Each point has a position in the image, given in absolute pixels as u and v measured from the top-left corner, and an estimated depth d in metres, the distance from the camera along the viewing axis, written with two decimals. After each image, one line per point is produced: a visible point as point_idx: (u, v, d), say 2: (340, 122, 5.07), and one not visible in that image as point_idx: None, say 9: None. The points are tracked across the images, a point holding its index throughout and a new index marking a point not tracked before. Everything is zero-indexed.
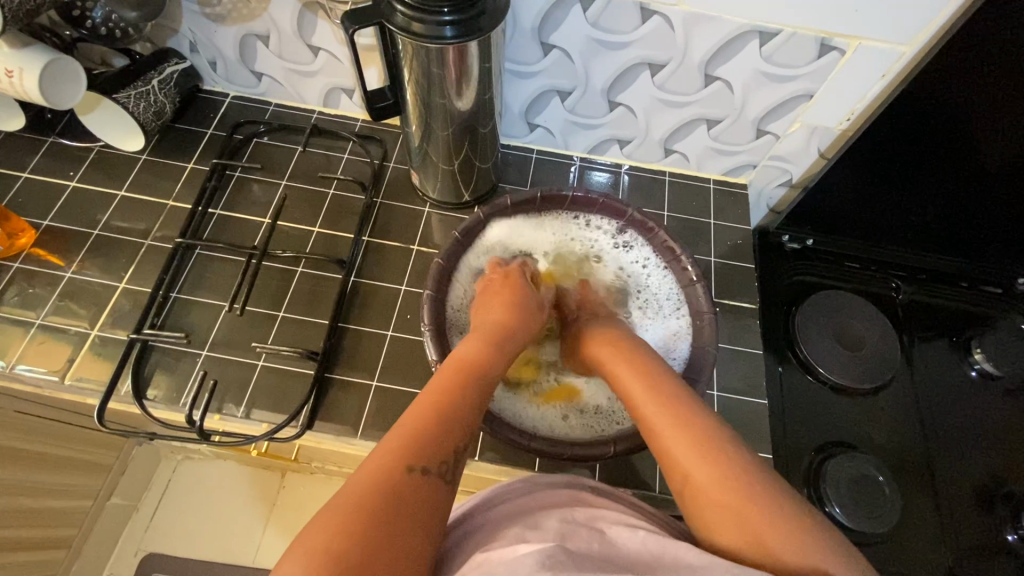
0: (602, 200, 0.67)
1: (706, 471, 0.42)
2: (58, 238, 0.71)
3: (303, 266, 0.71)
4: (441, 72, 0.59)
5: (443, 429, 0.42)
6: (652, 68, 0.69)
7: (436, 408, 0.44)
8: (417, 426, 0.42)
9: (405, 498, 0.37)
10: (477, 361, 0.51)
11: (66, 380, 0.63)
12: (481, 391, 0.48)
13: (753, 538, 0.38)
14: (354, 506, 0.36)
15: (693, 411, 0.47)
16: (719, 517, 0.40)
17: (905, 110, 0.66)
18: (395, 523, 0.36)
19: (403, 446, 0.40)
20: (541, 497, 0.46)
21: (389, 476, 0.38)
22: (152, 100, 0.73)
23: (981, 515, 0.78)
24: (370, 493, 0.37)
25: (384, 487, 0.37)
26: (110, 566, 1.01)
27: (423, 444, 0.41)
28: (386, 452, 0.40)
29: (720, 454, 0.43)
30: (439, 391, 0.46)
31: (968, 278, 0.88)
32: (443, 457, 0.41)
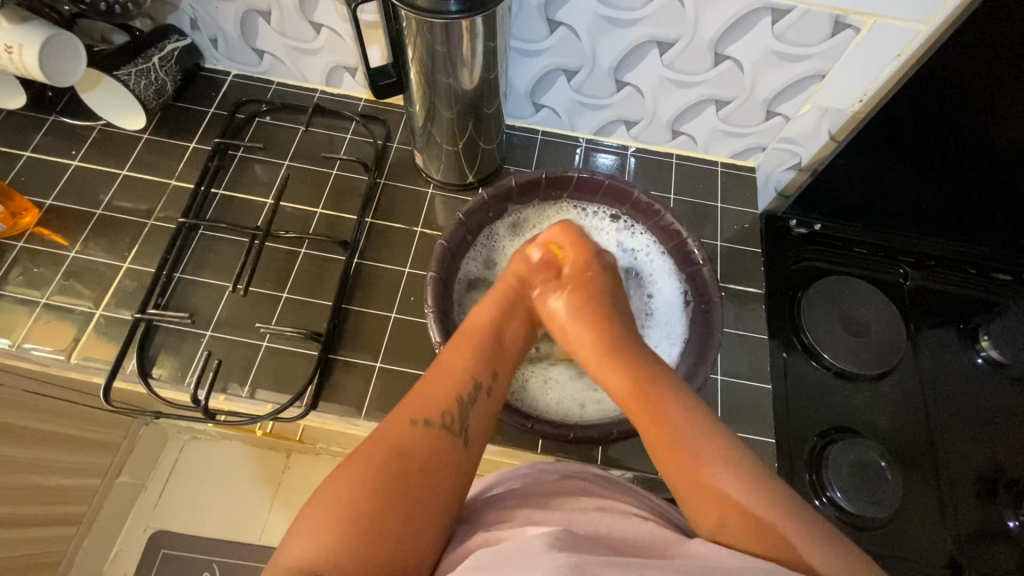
0: (608, 182, 0.66)
1: (717, 470, 0.42)
2: (61, 217, 0.71)
3: (307, 248, 0.71)
4: (447, 50, 0.58)
5: (449, 388, 0.46)
6: (661, 47, 0.67)
7: (446, 372, 0.47)
8: (431, 387, 0.46)
9: (413, 454, 0.41)
10: (488, 323, 0.53)
11: (72, 359, 0.63)
12: (493, 353, 0.50)
13: (772, 537, 0.38)
14: (369, 457, 0.40)
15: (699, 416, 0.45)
16: (744, 518, 0.39)
17: (921, 90, 0.64)
18: (404, 475, 0.40)
19: (410, 406, 0.44)
20: (548, 482, 0.47)
21: (402, 431, 0.42)
22: (152, 78, 0.73)
23: (982, 500, 0.78)
24: (379, 451, 0.41)
25: (393, 445, 0.41)
26: (121, 541, 1.02)
27: (429, 402, 0.44)
28: (396, 414, 0.44)
29: (725, 453, 0.43)
30: (457, 354, 0.49)
31: (977, 265, 0.87)
32: (449, 410, 0.44)
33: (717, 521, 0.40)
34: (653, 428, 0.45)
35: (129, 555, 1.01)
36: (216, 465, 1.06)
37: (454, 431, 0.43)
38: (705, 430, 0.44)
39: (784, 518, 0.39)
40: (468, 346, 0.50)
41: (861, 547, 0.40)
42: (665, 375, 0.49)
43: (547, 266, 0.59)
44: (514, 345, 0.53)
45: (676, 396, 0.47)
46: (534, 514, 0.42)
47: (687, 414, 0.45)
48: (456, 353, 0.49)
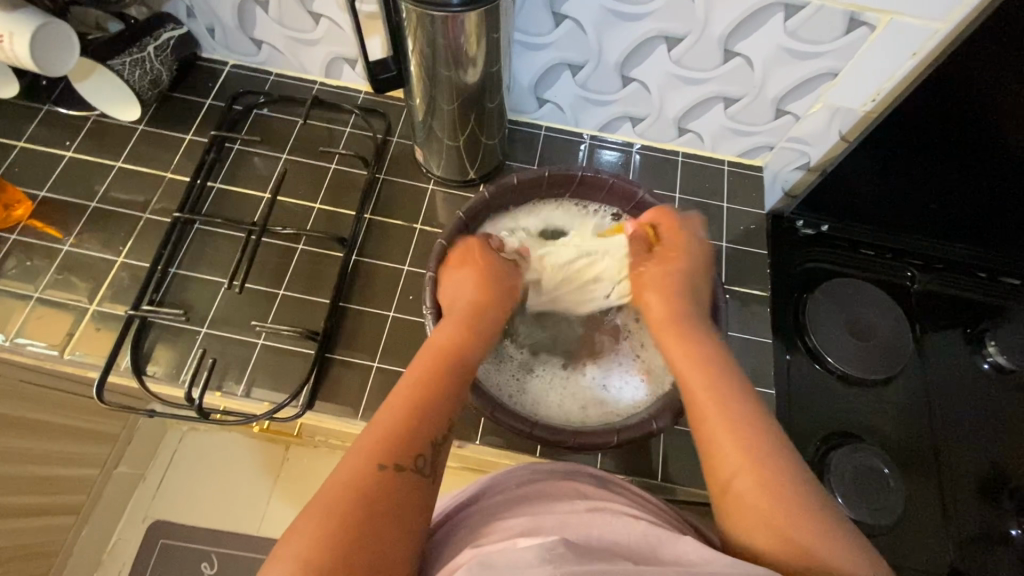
0: (612, 182, 0.65)
1: (741, 459, 0.42)
2: (55, 209, 0.70)
3: (304, 244, 0.69)
4: (448, 42, 0.56)
5: (416, 426, 0.43)
6: (669, 42, 0.66)
7: (410, 405, 0.44)
8: (394, 421, 0.43)
9: (381, 500, 0.38)
10: (451, 349, 0.50)
11: (66, 355, 0.62)
12: (461, 378, 0.48)
13: (777, 537, 0.38)
14: (332, 510, 0.37)
15: (740, 400, 0.45)
16: (751, 512, 0.40)
17: (937, 90, 0.62)
18: (371, 525, 0.37)
19: (376, 446, 0.41)
20: (538, 486, 0.46)
21: (366, 476, 0.39)
22: (147, 68, 0.71)
23: (985, 506, 0.78)
24: (342, 500, 0.37)
25: (356, 490, 0.38)
26: (121, 529, 1.00)
27: (394, 443, 0.41)
28: (358, 455, 0.40)
29: (752, 439, 0.43)
30: (416, 386, 0.45)
31: (987, 269, 0.85)
32: (417, 452, 0.41)
33: (729, 507, 0.41)
34: (704, 396, 0.46)
35: (129, 543, 0.98)
36: (217, 456, 1.04)
37: (425, 473, 0.41)
38: (741, 413, 0.44)
39: (797, 515, 0.38)
40: (432, 374, 0.47)
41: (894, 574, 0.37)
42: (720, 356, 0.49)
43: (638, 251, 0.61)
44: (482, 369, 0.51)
45: (727, 376, 0.47)
46: (527, 523, 0.40)
47: (729, 395, 0.46)
48: (417, 385, 0.45)
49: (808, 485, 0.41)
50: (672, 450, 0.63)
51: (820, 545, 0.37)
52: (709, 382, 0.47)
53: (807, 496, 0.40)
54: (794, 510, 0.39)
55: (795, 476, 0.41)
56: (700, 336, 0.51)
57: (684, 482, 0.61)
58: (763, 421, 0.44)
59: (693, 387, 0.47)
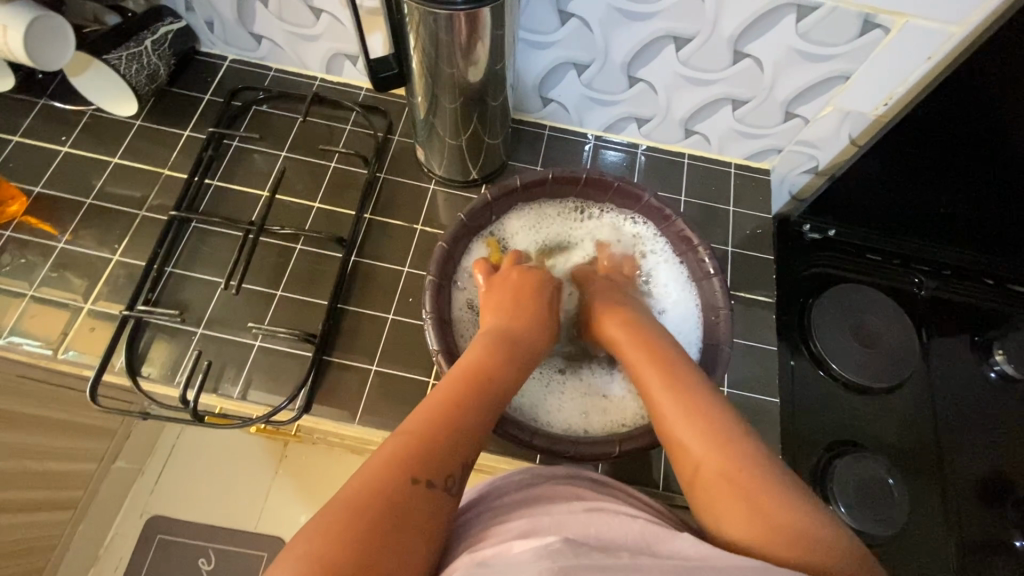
0: (618, 184, 0.63)
1: (709, 446, 0.42)
2: (50, 206, 0.69)
3: (303, 244, 0.68)
4: (451, 40, 0.55)
5: (452, 444, 0.42)
6: (677, 43, 0.64)
7: (445, 419, 0.43)
8: (428, 433, 0.42)
9: (405, 514, 0.37)
10: (486, 366, 0.49)
11: (60, 354, 0.61)
12: (497, 398, 0.47)
13: (752, 520, 0.38)
14: (356, 516, 0.36)
15: (693, 386, 0.47)
16: (720, 497, 0.40)
17: (951, 95, 0.61)
18: (393, 535, 0.36)
19: (409, 456, 0.39)
20: (535, 490, 0.45)
21: (396, 487, 0.38)
22: (144, 62, 0.70)
23: (989, 516, 0.77)
24: (368, 506, 0.36)
25: (383, 499, 0.37)
26: (119, 523, 0.97)
27: (426, 455, 0.40)
28: (387, 458, 0.39)
29: (718, 426, 0.43)
30: (455, 401, 0.45)
31: (995, 276, 0.84)
32: (447, 470, 0.40)
33: (699, 495, 0.41)
34: (661, 393, 0.47)
35: (126, 539, 0.96)
36: (215, 454, 1.03)
37: (451, 492, 0.40)
38: (703, 401, 0.45)
39: (770, 494, 0.39)
40: (466, 391, 0.46)
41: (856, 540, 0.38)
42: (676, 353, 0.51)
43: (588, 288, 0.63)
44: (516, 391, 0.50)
45: (686, 371, 0.48)
46: (524, 525, 0.40)
47: (688, 389, 0.46)
48: (452, 400, 0.44)
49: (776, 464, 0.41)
50: None
51: (794, 523, 0.37)
52: (661, 375, 0.48)
53: (780, 476, 0.40)
54: (765, 489, 0.39)
55: (754, 452, 0.41)
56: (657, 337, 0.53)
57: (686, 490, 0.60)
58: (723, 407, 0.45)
59: (651, 388, 0.48)
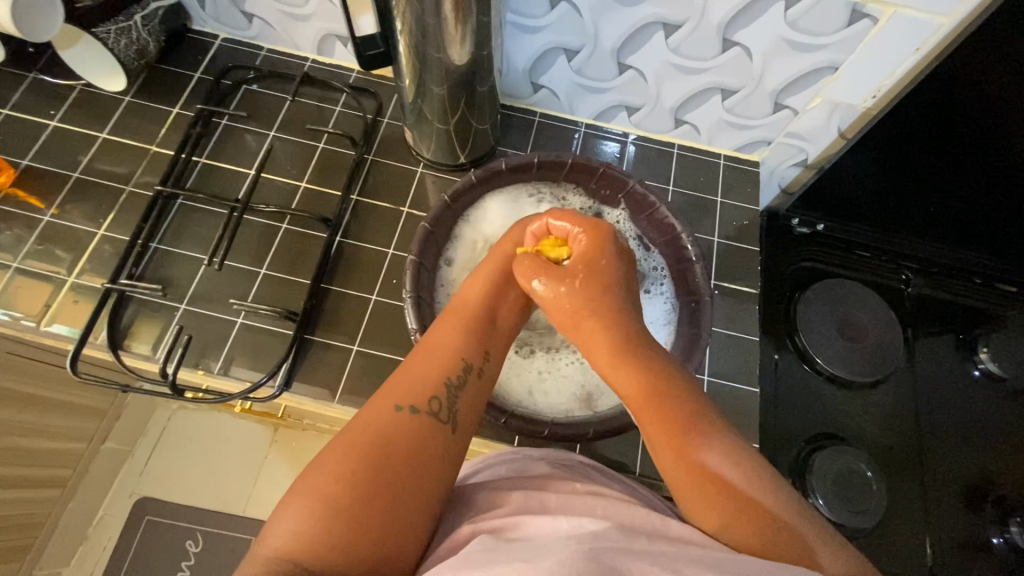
0: (603, 170, 0.63)
1: (736, 472, 0.41)
2: (38, 179, 0.69)
3: (288, 223, 0.68)
4: (437, 22, 0.54)
5: (435, 374, 0.45)
6: (666, 29, 0.64)
7: (433, 356, 0.46)
8: (411, 371, 0.45)
9: (398, 438, 0.41)
10: (473, 307, 0.51)
11: (42, 326, 0.61)
12: (482, 334, 0.50)
13: (797, 546, 0.37)
14: (351, 444, 0.40)
15: (699, 416, 0.43)
16: (752, 519, 0.38)
17: (938, 88, 0.61)
18: (387, 462, 0.39)
19: (398, 390, 0.43)
20: (537, 471, 0.47)
21: (384, 416, 0.42)
22: (134, 37, 0.70)
23: (968, 513, 0.77)
24: (363, 436, 0.40)
25: (377, 428, 0.41)
26: (108, 503, 0.98)
27: (415, 387, 0.44)
28: (379, 400, 0.43)
29: (727, 446, 0.42)
30: (440, 336, 0.48)
31: (983, 275, 0.84)
32: (433, 396, 0.44)
33: (729, 520, 0.39)
34: (667, 432, 0.42)
35: (115, 517, 0.98)
36: (202, 434, 1.03)
37: (442, 419, 0.43)
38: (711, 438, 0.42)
39: (805, 526, 0.39)
40: (455, 333, 0.48)
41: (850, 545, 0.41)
42: (670, 364, 0.46)
43: (533, 253, 0.55)
44: (507, 325, 0.53)
45: (685, 395, 0.44)
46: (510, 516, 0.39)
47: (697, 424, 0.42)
48: (443, 336, 0.48)
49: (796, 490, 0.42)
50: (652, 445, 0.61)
51: (830, 561, 0.37)
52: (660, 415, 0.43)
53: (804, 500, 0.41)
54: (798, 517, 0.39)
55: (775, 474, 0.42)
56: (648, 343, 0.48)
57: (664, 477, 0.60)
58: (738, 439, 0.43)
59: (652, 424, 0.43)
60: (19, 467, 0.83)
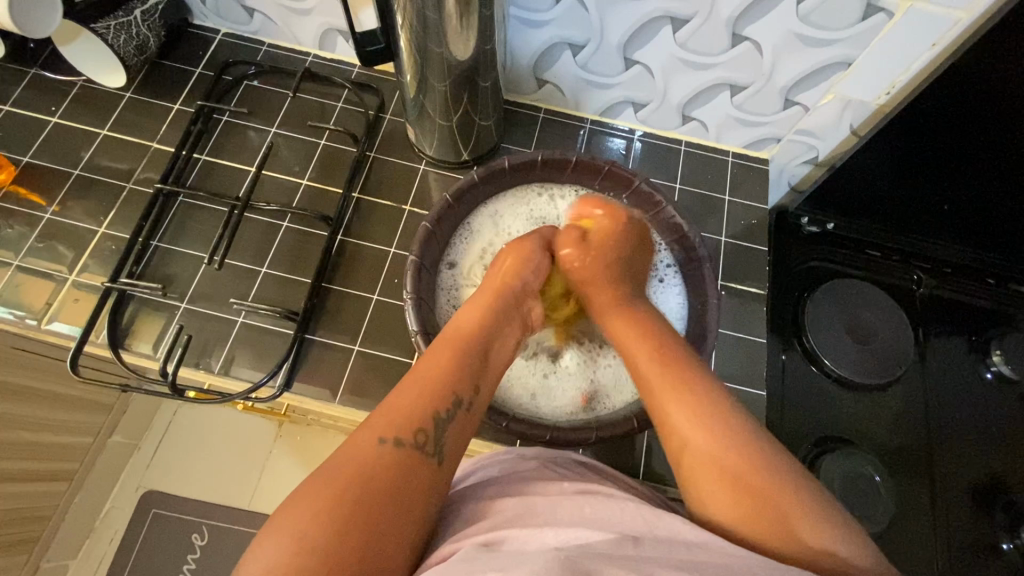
0: (609, 168, 0.62)
1: (722, 442, 0.42)
2: (39, 176, 0.68)
3: (289, 221, 0.68)
4: (439, 16, 0.53)
5: (425, 404, 0.43)
6: (674, 24, 0.62)
7: (423, 383, 0.44)
8: (399, 399, 0.43)
9: (379, 474, 0.38)
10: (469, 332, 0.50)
11: (43, 325, 0.61)
12: (475, 362, 0.48)
13: (777, 528, 0.38)
14: (329, 480, 0.37)
15: (698, 380, 0.46)
16: (729, 496, 0.40)
17: (955, 84, 0.59)
18: (366, 500, 0.37)
19: (384, 420, 0.41)
20: (530, 470, 0.46)
21: (367, 449, 0.39)
22: (134, 32, 0.69)
23: (979, 518, 0.76)
24: (343, 470, 0.38)
25: (358, 462, 0.38)
26: (113, 498, 0.98)
27: (402, 417, 0.41)
28: (362, 430, 0.41)
29: (715, 410, 0.43)
30: (434, 362, 0.46)
31: (997, 276, 0.82)
32: (420, 427, 0.41)
33: (705, 487, 0.41)
34: (665, 380, 0.46)
35: (122, 511, 0.98)
36: (206, 430, 1.04)
37: (428, 452, 0.40)
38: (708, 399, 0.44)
39: (786, 495, 0.39)
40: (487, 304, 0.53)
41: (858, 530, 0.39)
42: (670, 331, 0.52)
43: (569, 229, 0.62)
44: (500, 354, 0.51)
45: (689, 361, 0.48)
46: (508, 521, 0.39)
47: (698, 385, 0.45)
48: (436, 362, 0.46)
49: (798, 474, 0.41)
50: (656, 449, 0.60)
51: (810, 532, 0.37)
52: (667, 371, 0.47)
53: (806, 485, 0.40)
54: (778, 486, 0.39)
55: (771, 455, 0.41)
56: (643, 318, 0.53)
57: (668, 481, 0.59)
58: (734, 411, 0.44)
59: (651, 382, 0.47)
60: (25, 461, 0.84)
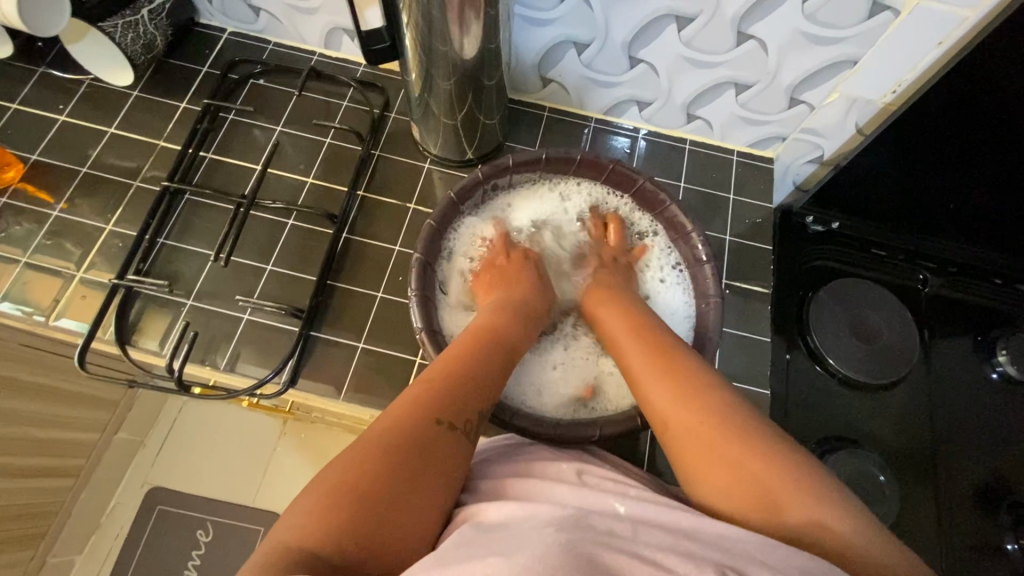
0: (613, 166, 0.62)
1: (704, 427, 0.43)
2: (46, 173, 0.69)
3: (294, 219, 0.68)
4: (443, 16, 0.53)
5: (472, 393, 0.45)
6: (679, 22, 0.62)
7: (468, 369, 0.46)
8: (449, 381, 0.45)
9: (429, 450, 0.40)
10: (504, 329, 0.52)
11: (51, 321, 0.61)
12: (510, 358, 0.50)
13: (762, 507, 0.38)
14: (382, 445, 0.39)
15: (685, 368, 0.47)
16: (715, 480, 0.41)
17: (960, 84, 0.59)
18: (413, 472, 0.39)
19: (438, 400, 0.43)
20: (542, 471, 0.46)
21: (420, 424, 0.41)
22: (140, 31, 0.70)
23: (983, 519, 0.75)
24: (395, 439, 0.39)
25: (411, 434, 0.40)
26: (120, 494, 0.99)
27: (453, 401, 0.43)
28: (416, 403, 0.42)
29: (699, 396, 0.45)
30: (478, 350, 0.48)
31: (1002, 276, 0.81)
32: (467, 415, 0.43)
33: (692, 474, 0.42)
34: (652, 370, 0.48)
35: (127, 506, 0.99)
36: (212, 426, 1.04)
37: (471, 440, 0.43)
38: (696, 386, 0.45)
39: (780, 478, 0.39)
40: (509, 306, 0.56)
41: (861, 506, 0.38)
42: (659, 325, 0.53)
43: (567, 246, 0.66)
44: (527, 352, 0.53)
45: (676, 351, 0.49)
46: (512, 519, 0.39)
47: (686, 370, 0.47)
48: (480, 353, 0.48)
49: (789, 454, 0.41)
50: (659, 447, 0.60)
51: (798, 509, 0.37)
52: (654, 360, 0.49)
53: (797, 465, 0.40)
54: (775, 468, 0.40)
55: (755, 436, 0.41)
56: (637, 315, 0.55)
57: (671, 480, 0.59)
58: (720, 396, 0.45)
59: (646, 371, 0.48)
60: (33, 457, 0.84)
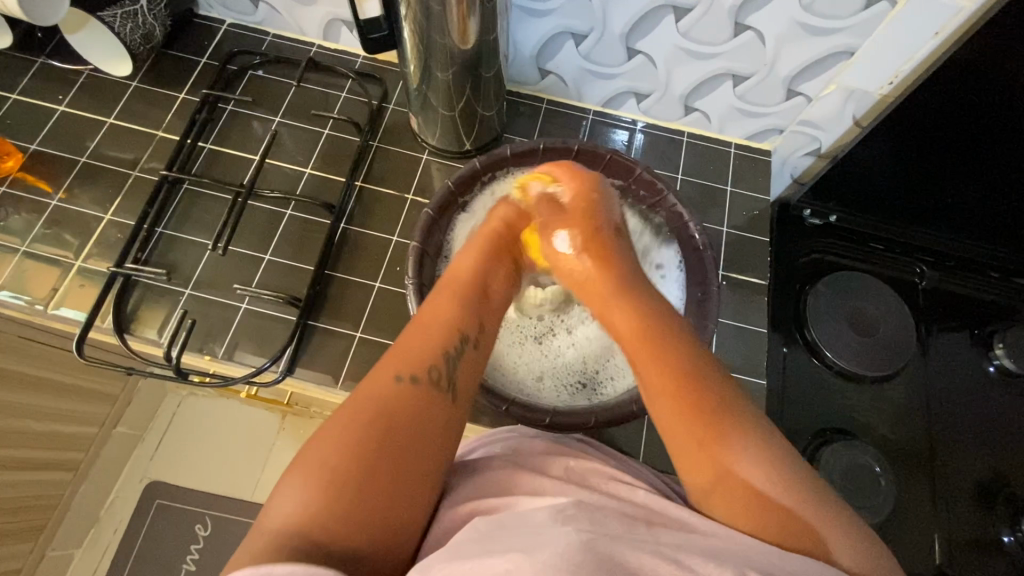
0: (609, 156, 0.62)
1: (730, 449, 0.38)
2: (45, 163, 0.69)
3: (292, 209, 0.68)
4: (442, 7, 0.54)
5: (431, 343, 0.44)
6: (677, 13, 0.62)
7: (430, 322, 0.46)
8: (407, 342, 0.44)
9: (399, 409, 0.40)
10: (473, 273, 0.51)
11: (49, 309, 0.62)
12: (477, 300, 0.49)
13: (793, 537, 0.36)
14: (351, 420, 0.38)
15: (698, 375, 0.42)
16: (741, 508, 0.37)
17: (956, 76, 0.59)
18: (390, 438, 0.38)
19: (398, 358, 0.43)
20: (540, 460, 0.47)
21: (384, 384, 0.41)
22: (139, 22, 0.70)
23: (980, 512, 0.75)
24: (362, 408, 0.39)
25: (379, 400, 0.40)
26: (118, 486, 0.99)
27: (415, 355, 0.43)
28: (379, 368, 0.42)
29: (720, 414, 0.40)
30: (444, 302, 0.48)
31: (1000, 269, 0.81)
32: (431, 362, 0.43)
33: (716, 498, 0.39)
34: (661, 376, 0.42)
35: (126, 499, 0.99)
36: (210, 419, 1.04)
37: (443, 388, 0.42)
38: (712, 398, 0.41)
39: (810, 509, 0.36)
40: (490, 253, 0.54)
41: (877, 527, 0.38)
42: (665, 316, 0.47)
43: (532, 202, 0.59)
44: (501, 291, 0.52)
45: (685, 352, 0.43)
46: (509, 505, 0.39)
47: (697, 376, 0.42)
48: (442, 303, 0.47)
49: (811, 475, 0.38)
50: (656, 436, 0.60)
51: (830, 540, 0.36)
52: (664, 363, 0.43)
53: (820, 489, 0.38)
54: (804, 503, 0.37)
55: (780, 459, 0.38)
56: (634, 296, 0.49)
57: (668, 469, 0.59)
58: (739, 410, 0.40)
59: (650, 388, 0.42)
60: (31, 449, 0.84)
